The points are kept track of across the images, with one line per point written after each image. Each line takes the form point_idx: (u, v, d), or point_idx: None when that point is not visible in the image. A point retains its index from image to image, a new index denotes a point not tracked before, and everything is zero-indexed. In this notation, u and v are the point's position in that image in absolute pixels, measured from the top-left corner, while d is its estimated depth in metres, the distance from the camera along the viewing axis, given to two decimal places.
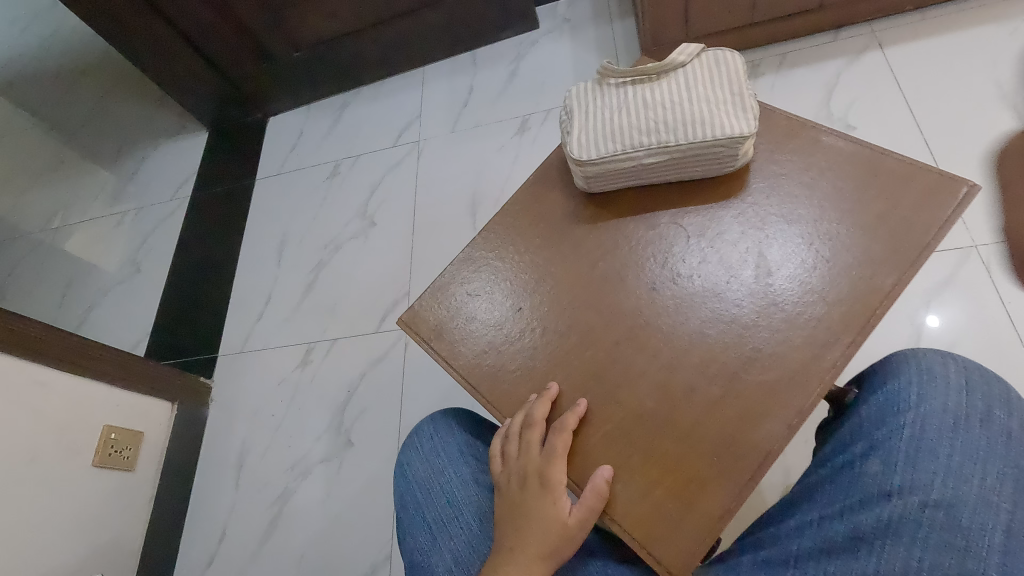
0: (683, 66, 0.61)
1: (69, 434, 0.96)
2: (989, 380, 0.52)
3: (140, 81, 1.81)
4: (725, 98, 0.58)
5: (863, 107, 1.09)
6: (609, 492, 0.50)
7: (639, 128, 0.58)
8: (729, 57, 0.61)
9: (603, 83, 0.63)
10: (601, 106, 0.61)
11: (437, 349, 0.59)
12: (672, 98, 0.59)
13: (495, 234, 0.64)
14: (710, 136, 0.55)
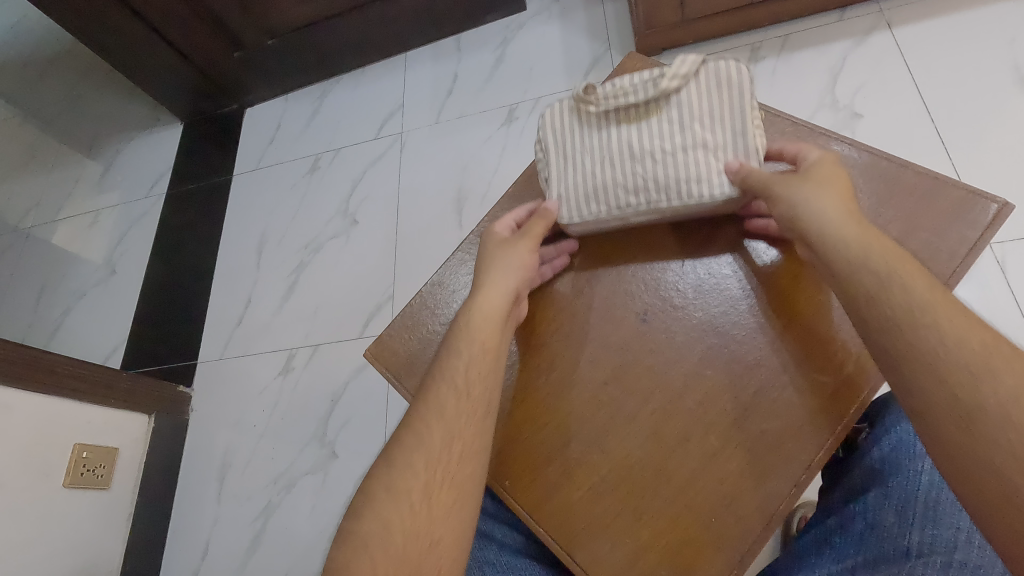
0: (677, 93, 0.53)
1: (38, 456, 0.92)
2: None
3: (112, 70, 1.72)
4: (724, 140, 0.53)
5: (870, 92, 1.03)
6: (594, 554, 0.47)
7: (623, 183, 0.54)
8: (730, 76, 0.53)
9: (584, 110, 0.56)
10: (582, 152, 0.56)
11: (407, 385, 0.53)
12: (662, 142, 0.53)
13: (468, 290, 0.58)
14: (702, 198, 0.52)
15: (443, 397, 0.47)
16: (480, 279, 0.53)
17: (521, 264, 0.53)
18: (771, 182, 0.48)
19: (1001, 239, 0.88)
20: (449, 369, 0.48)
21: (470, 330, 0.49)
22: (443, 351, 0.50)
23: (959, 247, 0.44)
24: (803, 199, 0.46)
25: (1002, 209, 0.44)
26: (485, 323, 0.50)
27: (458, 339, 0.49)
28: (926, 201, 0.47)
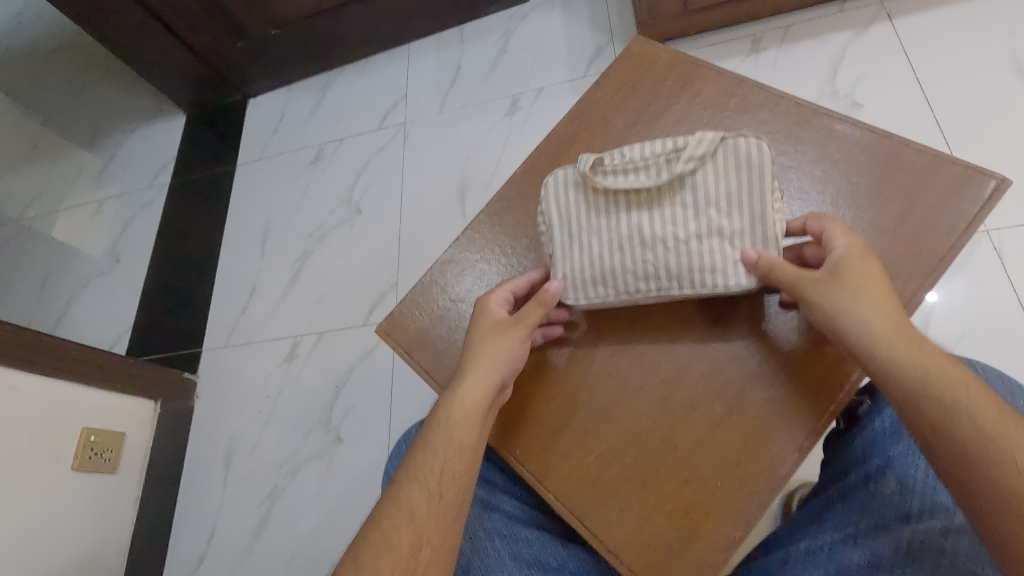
0: (693, 175, 0.48)
1: (47, 439, 0.93)
2: (1012, 391, 0.50)
3: (115, 60, 1.72)
4: (742, 228, 0.48)
5: (870, 82, 1.04)
6: (603, 519, 0.48)
7: (632, 271, 0.49)
8: (752, 158, 0.48)
9: (590, 185, 0.51)
10: (589, 230, 0.51)
11: (418, 360, 0.54)
12: (675, 230, 0.48)
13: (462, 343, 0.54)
14: (715, 288, 0.48)
15: (414, 489, 0.47)
16: (465, 363, 0.50)
17: (508, 355, 0.50)
18: (802, 282, 0.45)
19: (998, 227, 0.89)
20: (425, 460, 0.48)
21: (448, 426, 0.48)
22: (421, 438, 0.49)
23: (958, 222, 0.46)
24: (842, 303, 0.44)
25: (1000, 185, 0.46)
26: (465, 420, 0.48)
27: (436, 432, 0.48)
28: (928, 178, 0.47)
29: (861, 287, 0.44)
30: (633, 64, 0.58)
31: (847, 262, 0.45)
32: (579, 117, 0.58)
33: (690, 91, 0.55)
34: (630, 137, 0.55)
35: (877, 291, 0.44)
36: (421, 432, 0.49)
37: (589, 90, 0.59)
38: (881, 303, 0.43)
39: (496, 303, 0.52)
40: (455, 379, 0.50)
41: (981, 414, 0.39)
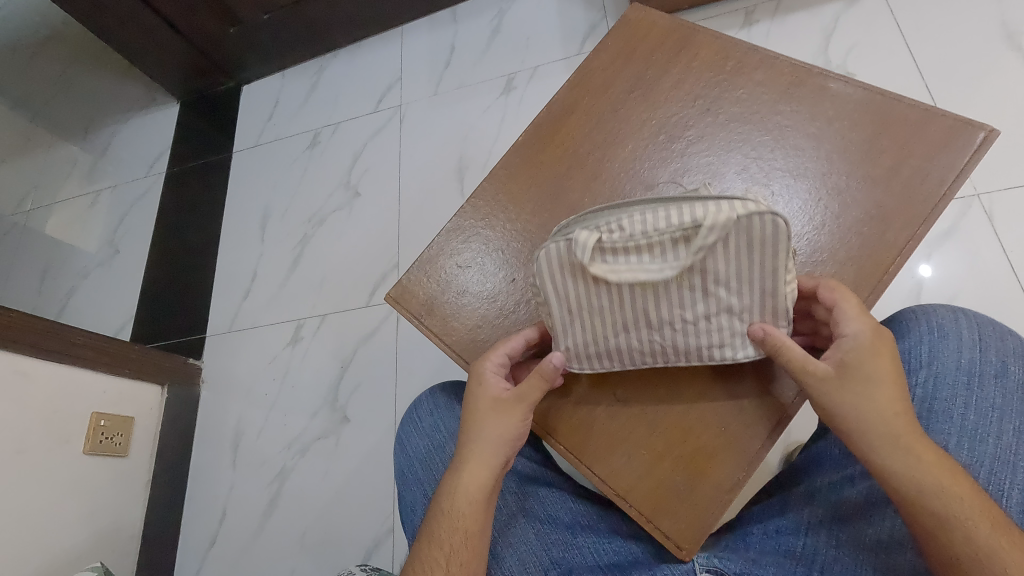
0: (704, 259, 0.43)
1: (58, 424, 0.94)
2: (1002, 335, 0.52)
3: (105, 49, 1.71)
4: (752, 303, 0.45)
5: (862, 53, 1.05)
6: (612, 466, 0.50)
7: (639, 348, 0.48)
8: (768, 236, 0.42)
9: (588, 271, 0.45)
10: (590, 308, 0.47)
11: (428, 326, 0.54)
12: (683, 313, 0.45)
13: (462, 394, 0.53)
14: (722, 359, 0.47)
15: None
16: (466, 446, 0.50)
17: (509, 433, 0.49)
18: (811, 376, 0.45)
19: (988, 191, 0.91)
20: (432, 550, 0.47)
21: (453, 515, 0.48)
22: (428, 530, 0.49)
23: (948, 173, 0.47)
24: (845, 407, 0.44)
25: (989, 136, 0.47)
26: (468, 506, 0.48)
27: (441, 522, 0.48)
28: (920, 131, 0.49)
29: (873, 384, 0.43)
30: (632, 31, 0.59)
31: (858, 357, 0.44)
32: (577, 85, 0.58)
33: (686, 56, 0.56)
34: (628, 103, 0.56)
35: (887, 388, 0.43)
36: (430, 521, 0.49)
37: (587, 59, 0.59)
38: (886, 408, 0.43)
39: (492, 375, 0.50)
40: (458, 466, 0.50)
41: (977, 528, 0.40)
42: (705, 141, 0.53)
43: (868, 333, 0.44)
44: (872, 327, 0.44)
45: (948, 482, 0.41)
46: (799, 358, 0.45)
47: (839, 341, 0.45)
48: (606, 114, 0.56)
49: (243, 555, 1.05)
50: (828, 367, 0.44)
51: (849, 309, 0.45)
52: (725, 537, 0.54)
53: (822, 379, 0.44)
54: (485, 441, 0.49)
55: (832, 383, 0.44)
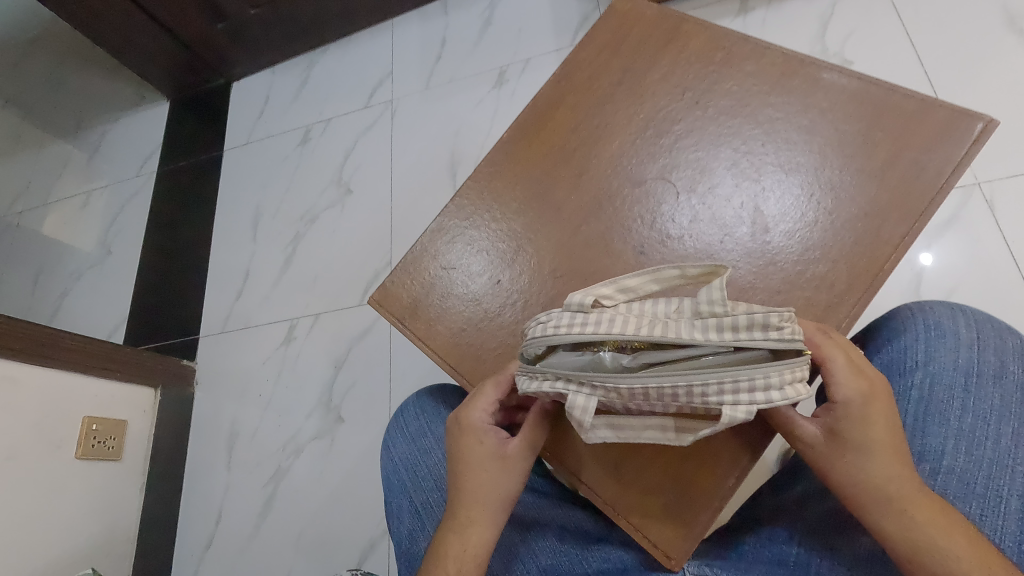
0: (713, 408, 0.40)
1: (49, 429, 0.93)
2: (1000, 333, 0.51)
3: (81, 41, 1.65)
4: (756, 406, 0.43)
5: (860, 38, 1.03)
6: (592, 476, 0.49)
7: None
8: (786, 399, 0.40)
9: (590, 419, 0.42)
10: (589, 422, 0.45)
11: (412, 329, 0.52)
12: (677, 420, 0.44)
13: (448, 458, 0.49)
14: None
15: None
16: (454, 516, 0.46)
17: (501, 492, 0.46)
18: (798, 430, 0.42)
19: (989, 178, 0.89)
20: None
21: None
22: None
23: (944, 167, 0.46)
24: (838, 453, 0.41)
25: (987, 127, 0.45)
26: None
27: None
28: (914, 124, 0.47)
29: (867, 453, 0.40)
30: (619, 21, 0.57)
31: (849, 426, 0.41)
32: (563, 79, 0.57)
33: (675, 47, 0.55)
34: (616, 96, 0.55)
35: (881, 447, 0.40)
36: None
37: (573, 51, 0.58)
38: (880, 451, 0.40)
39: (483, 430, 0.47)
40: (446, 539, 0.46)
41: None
42: (695, 135, 0.51)
43: (862, 398, 0.41)
44: (866, 394, 0.41)
45: (941, 539, 0.39)
46: (785, 418, 0.43)
47: (832, 405, 0.42)
48: (593, 109, 0.55)
49: (240, 556, 1.04)
50: (814, 432, 0.42)
51: (841, 370, 0.41)
52: (719, 543, 0.53)
53: (808, 445, 0.42)
54: (476, 501, 0.45)
55: (820, 451, 0.42)
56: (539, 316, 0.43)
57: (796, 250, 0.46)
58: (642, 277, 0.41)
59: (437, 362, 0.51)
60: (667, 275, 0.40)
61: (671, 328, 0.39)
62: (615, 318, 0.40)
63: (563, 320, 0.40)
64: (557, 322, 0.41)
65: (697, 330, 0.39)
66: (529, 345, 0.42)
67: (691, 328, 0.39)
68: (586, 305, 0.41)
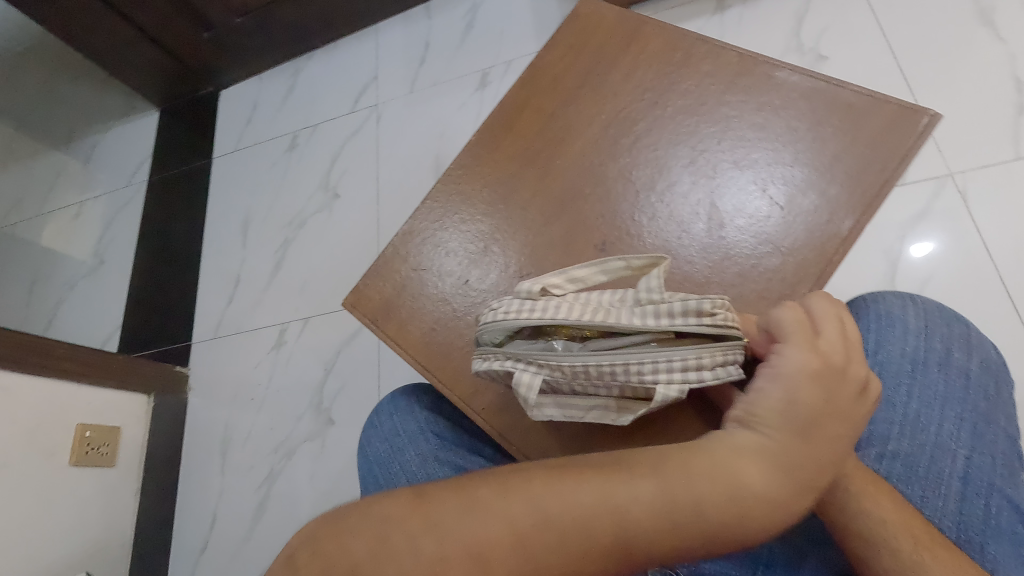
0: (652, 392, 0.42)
1: (42, 437, 0.95)
2: (948, 321, 0.53)
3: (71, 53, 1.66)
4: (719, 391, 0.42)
5: (834, 34, 1.04)
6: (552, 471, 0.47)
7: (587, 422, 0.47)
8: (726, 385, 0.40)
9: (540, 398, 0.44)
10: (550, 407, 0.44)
11: (384, 330, 0.53)
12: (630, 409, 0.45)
13: (787, 398, 0.37)
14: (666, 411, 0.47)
15: (425, 543, 0.31)
16: (761, 485, 0.34)
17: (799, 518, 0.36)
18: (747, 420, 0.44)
19: (962, 169, 0.90)
20: (514, 552, 0.31)
21: (638, 540, 0.33)
22: (548, 514, 0.32)
23: (891, 159, 0.47)
24: None
25: (931, 121, 0.47)
26: (679, 542, 0.33)
27: (594, 543, 0.32)
28: (862, 118, 0.49)
29: None
30: (582, 25, 0.59)
31: None
32: (529, 82, 0.58)
33: (635, 49, 0.56)
34: (579, 98, 0.56)
35: None
36: (571, 485, 0.34)
37: (538, 55, 0.59)
38: None
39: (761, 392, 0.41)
40: (722, 497, 0.34)
41: (901, 546, 0.40)
42: (654, 134, 0.53)
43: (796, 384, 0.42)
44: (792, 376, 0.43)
45: (881, 510, 0.41)
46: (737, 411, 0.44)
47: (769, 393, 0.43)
48: (558, 110, 0.56)
49: (234, 558, 1.06)
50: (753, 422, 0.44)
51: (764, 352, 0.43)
52: None
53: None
54: (790, 501, 0.35)
55: None
56: (492, 304, 0.45)
57: (751, 245, 0.47)
58: (590, 268, 0.44)
59: (408, 361, 0.52)
60: (613, 266, 0.43)
61: (613, 313, 0.42)
62: (561, 304, 0.42)
63: (513, 305, 0.43)
64: (508, 307, 0.44)
65: (636, 316, 0.41)
66: (484, 330, 0.45)
67: (630, 315, 0.42)
68: (535, 292, 0.44)
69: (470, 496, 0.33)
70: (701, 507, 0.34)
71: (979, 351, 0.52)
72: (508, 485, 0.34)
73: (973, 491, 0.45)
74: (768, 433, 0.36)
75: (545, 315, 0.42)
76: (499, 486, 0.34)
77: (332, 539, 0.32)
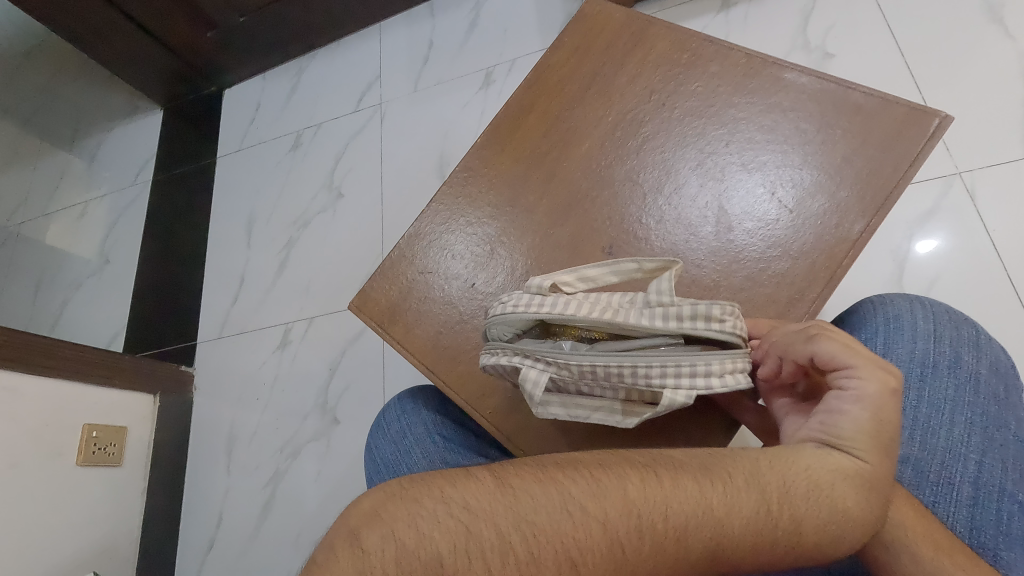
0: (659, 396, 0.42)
1: (50, 438, 0.95)
2: (957, 323, 0.52)
3: (74, 52, 1.66)
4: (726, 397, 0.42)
5: (841, 32, 1.03)
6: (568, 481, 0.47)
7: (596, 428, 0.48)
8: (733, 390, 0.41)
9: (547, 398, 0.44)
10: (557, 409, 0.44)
11: (391, 333, 0.53)
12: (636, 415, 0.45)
13: (875, 420, 0.36)
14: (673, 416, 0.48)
15: (512, 535, 0.32)
16: (852, 507, 0.35)
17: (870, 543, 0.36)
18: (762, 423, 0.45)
19: (971, 168, 0.90)
20: (600, 555, 0.32)
21: (724, 549, 0.33)
22: (641, 520, 0.32)
23: (901, 161, 0.47)
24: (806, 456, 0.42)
25: (942, 122, 0.46)
26: (765, 557, 0.34)
27: (681, 551, 0.33)
28: (872, 121, 0.48)
29: None
30: (588, 26, 0.59)
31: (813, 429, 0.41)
32: (535, 83, 0.58)
33: (642, 50, 0.56)
34: (585, 100, 0.56)
35: None
36: (661, 491, 0.34)
37: (544, 56, 0.59)
38: None
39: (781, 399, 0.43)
40: (816, 517, 0.34)
41: (920, 551, 0.40)
42: (662, 136, 0.53)
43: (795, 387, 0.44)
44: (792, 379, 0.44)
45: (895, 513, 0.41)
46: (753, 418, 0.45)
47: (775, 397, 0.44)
48: (563, 113, 0.56)
49: (241, 557, 1.06)
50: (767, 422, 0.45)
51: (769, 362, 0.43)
52: None
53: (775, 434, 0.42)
54: (870, 527, 0.35)
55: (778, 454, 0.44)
56: (502, 298, 0.46)
57: (759, 249, 0.47)
58: (601, 268, 0.44)
59: (413, 361, 0.52)
60: (625, 267, 0.42)
61: (622, 313, 0.42)
62: (569, 302, 0.43)
63: (522, 299, 0.44)
64: (517, 301, 0.45)
65: (645, 317, 0.41)
66: (493, 324, 0.46)
67: (639, 315, 0.42)
68: (545, 287, 0.44)
69: (559, 492, 0.33)
70: (793, 521, 0.34)
71: (989, 354, 0.51)
72: (599, 483, 0.34)
73: (984, 496, 0.46)
74: (860, 456, 0.36)
75: (553, 313, 0.42)
76: (590, 484, 0.34)
77: (407, 523, 0.32)
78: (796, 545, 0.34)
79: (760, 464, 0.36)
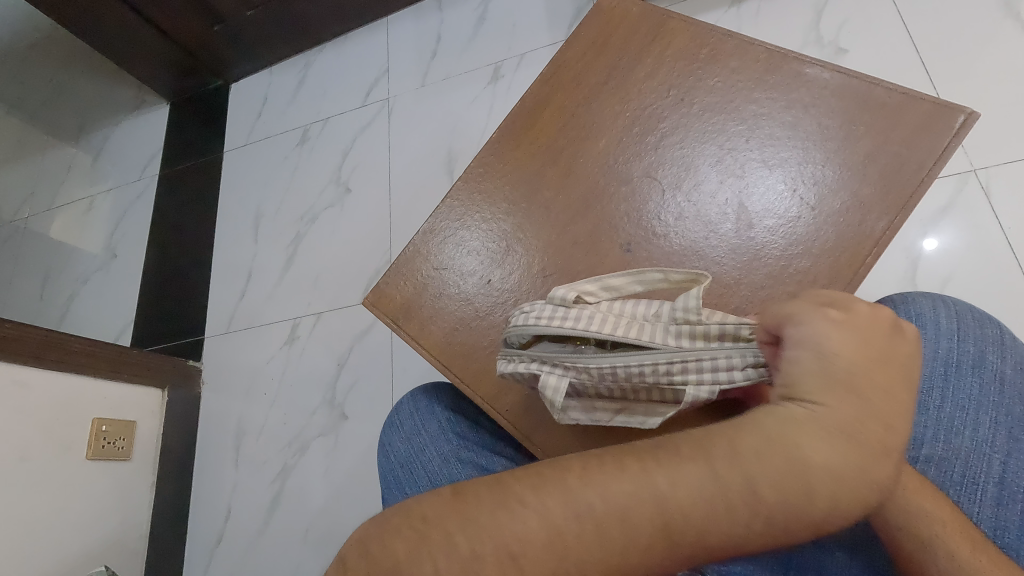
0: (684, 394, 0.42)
1: (59, 431, 0.95)
2: (981, 323, 0.52)
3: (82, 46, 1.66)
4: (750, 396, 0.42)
5: (855, 27, 1.02)
6: None
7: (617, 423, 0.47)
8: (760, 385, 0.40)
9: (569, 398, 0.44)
10: (581, 409, 0.45)
11: (406, 330, 0.53)
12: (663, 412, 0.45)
13: (831, 358, 0.32)
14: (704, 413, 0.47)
15: (455, 538, 0.30)
16: (833, 466, 0.30)
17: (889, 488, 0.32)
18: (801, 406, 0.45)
19: (986, 165, 0.89)
20: (547, 549, 0.29)
21: (685, 533, 0.30)
22: (581, 508, 0.30)
23: (926, 158, 0.46)
24: None
25: (969, 119, 0.46)
26: (738, 530, 0.30)
27: (634, 535, 0.30)
28: (895, 117, 0.48)
29: None
30: (606, 19, 0.58)
31: None
32: (550, 78, 0.57)
33: (660, 44, 0.55)
34: (602, 95, 0.55)
35: None
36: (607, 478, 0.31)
37: (559, 51, 0.58)
38: None
39: None
40: (787, 484, 0.30)
41: (957, 550, 0.40)
42: (680, 133, 0.52)
43: None
44: None
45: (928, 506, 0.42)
46: None
47: None
48: (580, 108, 0.56)
49: (249, 551, 1.06)
50: None
51: None
52: None
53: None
54: (866, 481, 0.30)
55: None
56: (524, 307, 0.46)
57: (780, 247, 0.46)
58: (625, 278, 0.44)
59: (429, 360, 0.52)
60: (650, 278, 0.43)
61: (646, 331, 0.42)
62: (593, 315, 0.43)
63: (545, 311, 0.44)
64: (539, 313, 0.44)
65: (670, 336, 0.41)
66: (512, 331, 0.45)
67: (665, 333, 0.41)
68: (568, 299, 0.44)
69: (499, 491, 0.31)
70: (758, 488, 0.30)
71: (1013, 354, 0.51)
72: (541, 477, 0.32)
73: (1009, 497, 0.46)
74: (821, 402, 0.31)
75: (571, 325, 0.42)
76: (530, 481, 0.32)
77: (368, 543, 0.32)
78: (773, 516, 0.30)
79: (711, 432, 0.32)
